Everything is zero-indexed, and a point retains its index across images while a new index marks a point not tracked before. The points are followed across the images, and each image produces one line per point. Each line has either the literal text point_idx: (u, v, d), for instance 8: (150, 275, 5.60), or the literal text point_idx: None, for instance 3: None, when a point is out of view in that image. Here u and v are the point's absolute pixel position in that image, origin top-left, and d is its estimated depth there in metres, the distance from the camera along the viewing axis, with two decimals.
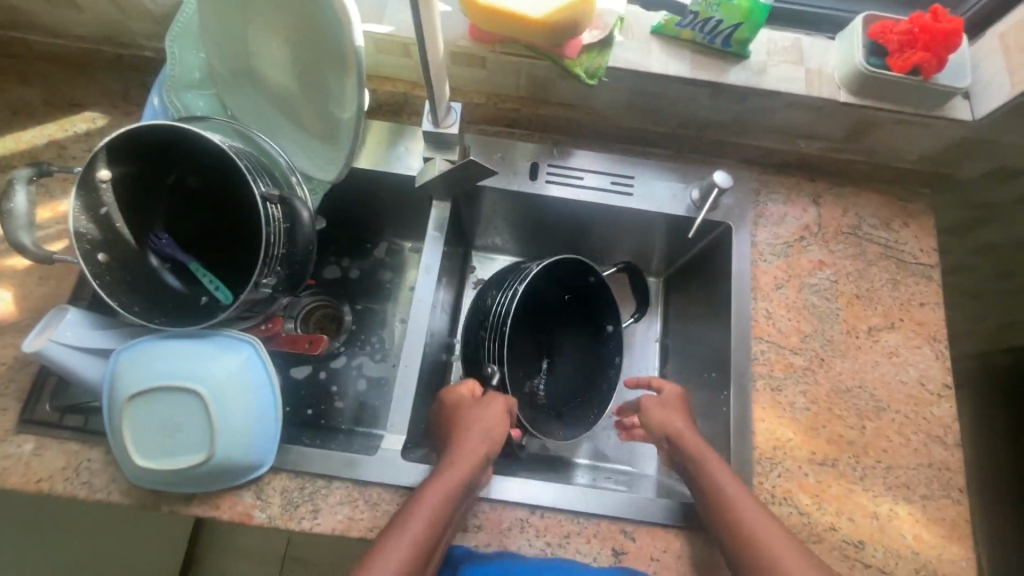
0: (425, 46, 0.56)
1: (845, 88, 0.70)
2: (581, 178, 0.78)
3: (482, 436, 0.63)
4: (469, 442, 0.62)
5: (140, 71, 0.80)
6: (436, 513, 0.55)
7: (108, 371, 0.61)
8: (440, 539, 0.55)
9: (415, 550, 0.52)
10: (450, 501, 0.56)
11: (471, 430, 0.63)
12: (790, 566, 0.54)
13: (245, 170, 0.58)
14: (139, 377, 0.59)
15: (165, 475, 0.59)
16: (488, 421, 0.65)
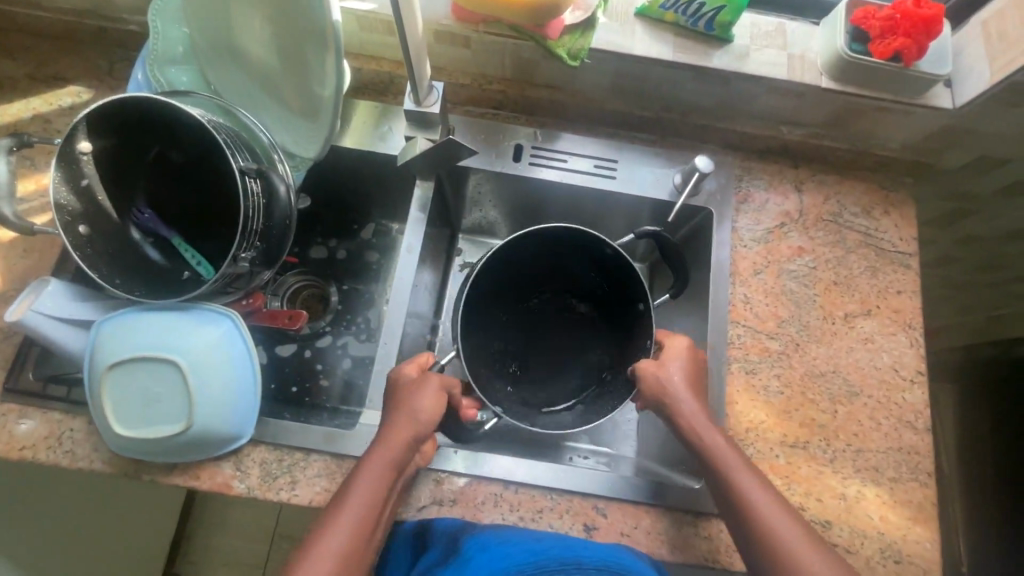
0: (403, 20, 0.56)
1: (827, 74, 0.70)
2: (566, 161, 0.79)
3: (410, 413, 0.59)
4: (402, 420, 0.59)
5: (124, 45, 0.80)
6: (369, 494, 0.55)
7: (89, 341, 0.62)
8: (376, 521, 0.55)
9: (351, 535, 0.52)
10: (382, 486, 0.56)
11: (406, 410, 0.60)
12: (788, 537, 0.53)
13: (223, 144, 0.59)
14: (118, 347, 0.60)
15: (147, 445, 0.60)
16: (421, 398, 0.60)
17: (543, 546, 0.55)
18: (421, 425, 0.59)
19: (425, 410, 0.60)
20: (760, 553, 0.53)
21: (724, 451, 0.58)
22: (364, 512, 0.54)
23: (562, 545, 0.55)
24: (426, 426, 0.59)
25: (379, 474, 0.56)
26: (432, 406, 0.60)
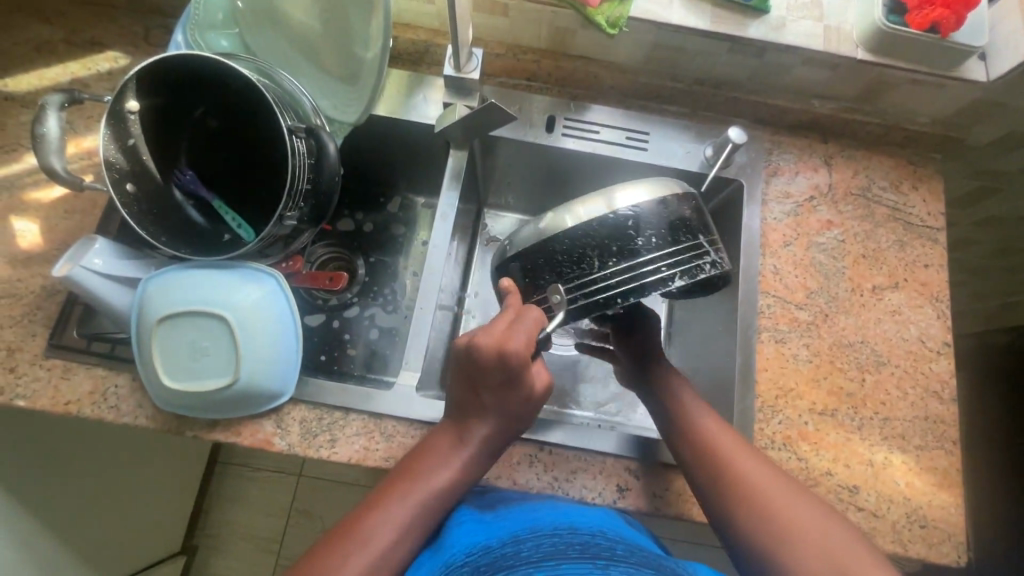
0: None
1: (863, 46, 0.71)
2: (597, 132, 0.79)
3: (507, 418, 0.55)
4: (497, 423, 0.55)
5: (160, 12, 0.80)
6: (443, 496, 0.54)
7: (142, 291, 0.62)
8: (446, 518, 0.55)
9: (415, 530, 0.52)
10: (456, 486, 0.55)
11: (497, 412, 0.55)
12: (768, 488, 0.55)
13: (272, 102, 0.59)
14: (174, 302, 0.61)
15: (189, 397, 0.61)
16: (522, 402, 0.55)
17: (537, 513, 0.53)
18: (515, 426, 0.56)
19: (525, 419, 0.57)
20: (739, 504, 0.55)
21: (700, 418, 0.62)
22: (432, 512, 0.53)
23: (554, 513, 0.53)
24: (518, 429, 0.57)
25: (460, 482, 0.55)
26: (530, 411, 0.57)
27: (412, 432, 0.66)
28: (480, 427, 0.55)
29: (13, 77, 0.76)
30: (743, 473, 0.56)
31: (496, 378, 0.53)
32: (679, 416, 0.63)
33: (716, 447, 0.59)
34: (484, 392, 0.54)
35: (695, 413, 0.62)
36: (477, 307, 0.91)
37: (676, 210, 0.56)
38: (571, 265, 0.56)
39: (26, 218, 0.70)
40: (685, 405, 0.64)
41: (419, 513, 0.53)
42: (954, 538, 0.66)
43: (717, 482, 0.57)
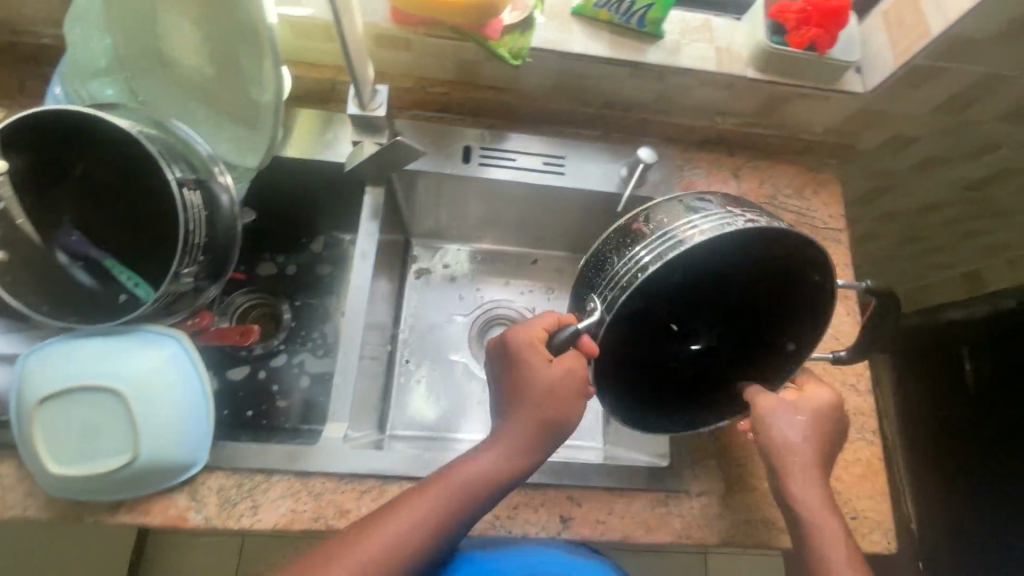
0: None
1: (752, 65, 0.74)
2: (514, 159, 0.79)
3: (527, 411, 0.56)
4: (529, 417, 0.56)
5: (37, 61, 0.74)
6: (458, 494, 0.53)
7: (39, 350, 0.57)
8: (470, 512, 0.54)
9: (418, 527, 0.52)
10: (473, 482, 0.54)
11: (522, 395, 0.56)
12: (822, 535, 0.55)
13: (156, 154, 0.56)
14: (74, 369, 0.56)
15: (81, 482, 0.55)
16: (560, 397, 0.56)
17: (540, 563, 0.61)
18: (541, 414, 0.56)
19: (565, 416, 0.56)
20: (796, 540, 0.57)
21: (787, 447, 0.58)
22: (440, 509, 0.53)
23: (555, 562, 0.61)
24: (555, 431, 0.56)
25: (488, 475, 0.54)
26: (554, 409, 0.56)
27: (342, 487, 0.63)
28: (518, 419, 0.56)
29: None
30: (806, 512, 0.56)
31: (528, 368, 0.57)
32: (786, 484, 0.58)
33: (816, 525, 0.56)
34: (523, 383, 0.56)
35: (798, 487, 0.57)
36: (415, 338, 0.89)
37: (694, 198, 0.57)
38: (597, 275, 0.57)
39: None
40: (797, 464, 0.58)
41: (436, 503, 0.53)
42: (881, 525, 0.69)
43: (800, 554, 0.56)
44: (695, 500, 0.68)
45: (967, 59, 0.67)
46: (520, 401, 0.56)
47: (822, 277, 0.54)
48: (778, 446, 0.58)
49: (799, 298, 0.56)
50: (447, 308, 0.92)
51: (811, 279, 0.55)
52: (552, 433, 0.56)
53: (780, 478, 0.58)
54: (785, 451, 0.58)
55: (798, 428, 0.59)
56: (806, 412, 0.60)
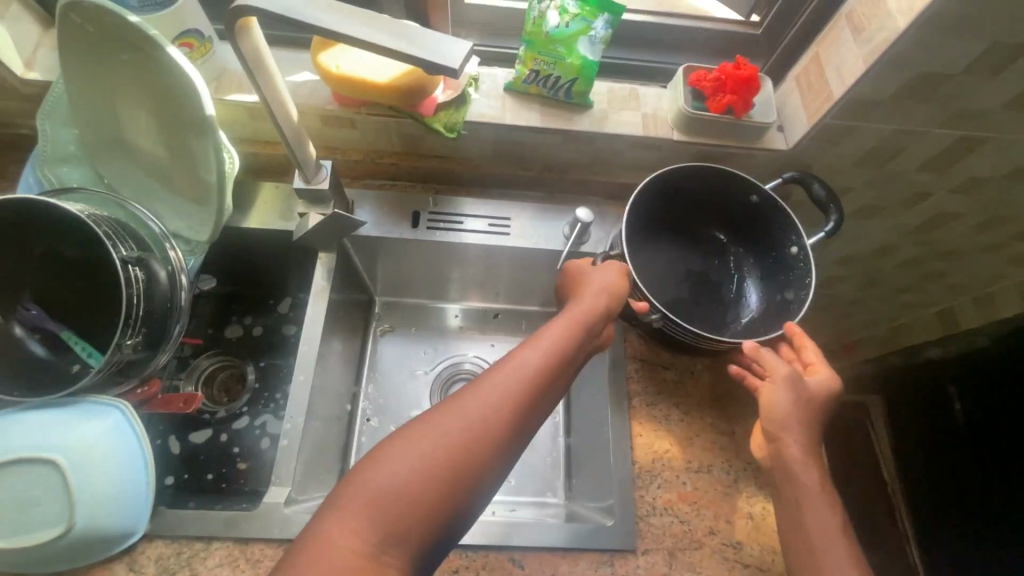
0: (237, 41, 0.50)
1: (677, 129, 0.78)
2: (461, 223, 0.84)
3: (589, 291, 0.65)
4: (593, 298, 0.64)
5: (19, 148, 0.81)
6: (551, 342, 0.58)
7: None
8: (567, 366, 0.58)
9: (522, 368, 0.54)
10: (562, 337, 0.58)
11: (586, 286, 0.66)
12: (814, 506, 0.58)
13: (102, 236, 0.61)
14: (22, 440, 0.57)
15: (17, 554, 0.55)
16: (613, 283, 0.67)
17: None
18: (598, 290, 0.65)
19: (618, 294, 0.66)
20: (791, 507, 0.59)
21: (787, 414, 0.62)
22: (534, 352, 0.56)
23: None
24: (616, 301, 0.66)
25: (574, 334, 0.59)
26: (607, 289, 0.66)
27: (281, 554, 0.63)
28: (588, 293, 0.65)
29: None
30: (801, 480, 0.59)
31: (583, 276, 0.69)
32: (782, 456, 0.62)
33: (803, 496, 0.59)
34: (580, 285, 0.68)
35: (793, 458, 0.61)
36: (377, 396, 0.90)
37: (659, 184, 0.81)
38: None
39: None
40: (795, 433, 0.62)
41: (536, 355, 0.56)
42: None
43: (790, 518, 0.59)
44: (641, 560, 0.66)
45: (872, 117, 0.70)
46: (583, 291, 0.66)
47: (758, 193, 0.75)
48: (779, 411, 0.63)
49: (769, 221, 0.76)
50: (407, 366, 0.93)
51: (755, 202, 0.75)
52: (611, 308, 0.65)
53: (781, 451, 0.62)
54: (787, 419, 0.62)
55: (799, 400, 0.63)
56: (810, 386, 0.64)
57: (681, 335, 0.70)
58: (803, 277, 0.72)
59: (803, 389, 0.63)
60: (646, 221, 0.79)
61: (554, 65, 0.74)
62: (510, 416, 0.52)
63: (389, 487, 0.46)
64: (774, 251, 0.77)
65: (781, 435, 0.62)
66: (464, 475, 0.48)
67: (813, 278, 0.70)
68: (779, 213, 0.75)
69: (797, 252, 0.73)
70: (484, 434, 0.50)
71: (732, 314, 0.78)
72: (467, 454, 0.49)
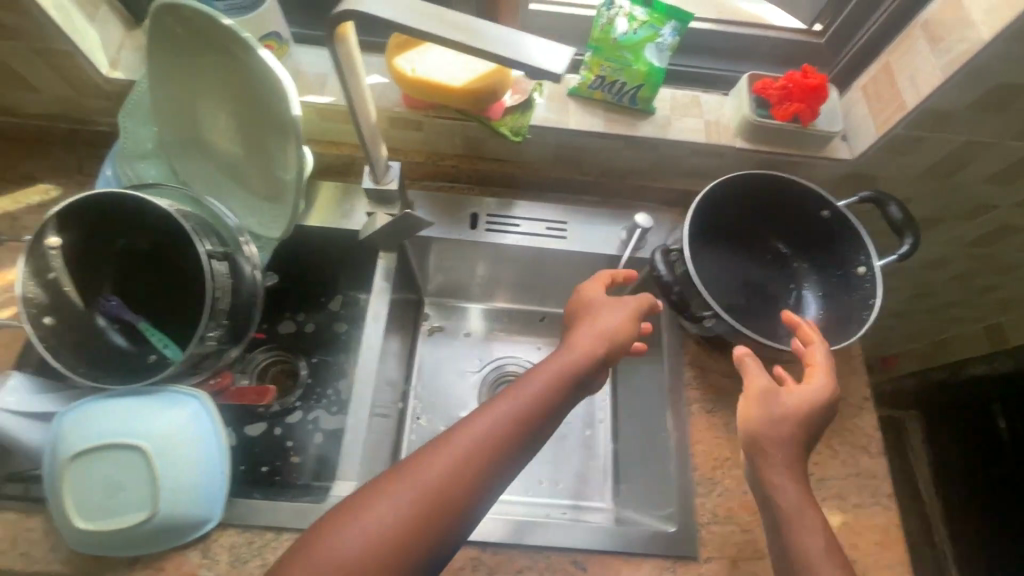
0: (334, 46, 0.52)
1: (740, 136, 0.78)
2: (518, 225, 0.85)
3: (589, 334, 0.64)
4: (590, 343, 0.63)
5: (96, 145, 0.84)
6: (531, 396, 0.57)
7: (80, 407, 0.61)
8: (550, 414, 0.58)
9: (494, 425, 0.54)
10: (542, 390, 0.58)
11: (587, 326, 0.65)
12: (801, 523, 0.56)
13: (190, 230, 0.63)
14: (109, 426, 0.60)
15: (104, 536, 0.58)
16: (616, 324, 0.66)
17: None
18: (599, 332, 0.65)
19: (617, 334, 0.65)
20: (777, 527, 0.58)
21: (763, 429, 0.60)
22: (511, 409, 0.56)
23: None
24: (616, 344, 0.65)
25: (561, 379, 0.59)
26: (610, 331, 0.65)
27: None
28: (585, 336, 0.64)
29: None
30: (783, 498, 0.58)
31: (584, 309, 0.68)
32: (761, 469, 0.60)
33: (790, 513, 0.57)
34: (580, 318, 0.67)
35: (772, 471, 0.59)
36: (427, 396, 0.92)
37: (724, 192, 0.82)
38: None
39: None
40: (776, 448, 0.60)
41: (517, 405, 0.56)
42: None
43: (777, 540, 0.57)
44: (703, 567, 0.66)
45: (944, 128, 0.70)
46: (585, 329, 0.65)
47: (829, 208, 0.76)
48: (753, 429, 0.61)
49: (836, 237, 0.77)
50: (455, 365, 0.94)
51: (825, 217, 0.76)
52: (607, 348, 0.64)
53: (760, 468, 0.60)
54: (762, 437, 0.60)
55: (780, 416, 0.61)
56: (788, 402, 0.61)
57: (739, 340, 0.71)
58: (867, 297, 0.73)
59: (783, 404, 0.61)
60: (711, 224, 0.79)
61: (620, 72, 0.74)
62: (478, 477, 0.52)
63: (350, 549, 0.47)
64: (839, 268, 0.78)
65: (760, 451, 0.60)
66: (426, 539, 0.49)
67: (881, 299, 0.71)
68: (848, 230, 0.75)
69: (865, 272, 0.74)
70: (449, 497, 0.50)
71: None
72: (430, 517, 0.49)
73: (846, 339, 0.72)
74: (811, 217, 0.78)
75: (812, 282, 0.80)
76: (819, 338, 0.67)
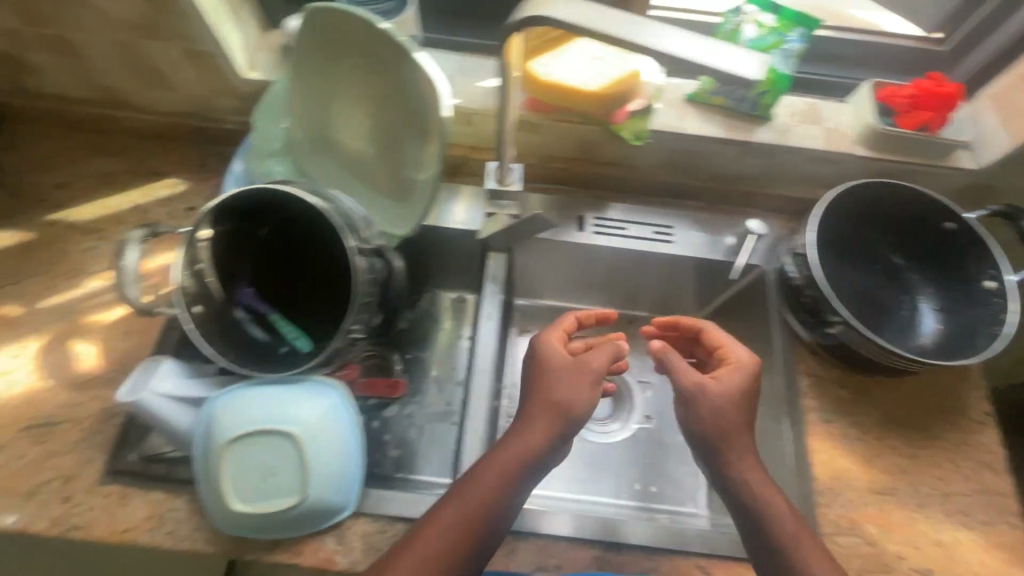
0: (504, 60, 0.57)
1: (861, 144, 0.78)
2: (624, 228, 0.85)
3: (553, 410, 0.61)
4: (546, 419, 0.61)
5: (220, 142, 0.88)
6: (499, 484, 0.58)
7: (230, 393, 0.63)
8: (517, 496, 0.58)
9: (462, 522, 0.56)
10: (505, 483, 0.58)
11: (550, 397, 0.61)
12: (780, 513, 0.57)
13: (337, 225, 0.65)
14: (258, 414, 0.62)
15: (255, 519, 0.60)
16: (568, 395, 0.62)
17: None
18: (563, 406, 0.61)
19: (577, 405, 0.62)
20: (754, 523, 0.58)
21: (713, 422, 0.61)
22: (480, 503, 0.57)
23: None
24: (569, 417, 0.61)
25: (524, 460, 0.59)
26: (569, 408, 0.61)
27: None
28: (542, 411, 0.61)
29: (78, 208, 0.83)
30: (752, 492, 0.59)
31: (545, 371, 0.63)
32: (718, 459, 0.61)
33: (761, 500, 0.58)
34: (538, 382, 0.63)
35: (731, 461, 0.60)
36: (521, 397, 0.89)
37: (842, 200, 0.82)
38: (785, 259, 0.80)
39: (86, 340, 0.74)
40: (735, 435, 0.61)
41: (483, 495, 0.57)
42: None
43: (752, 538, 0.58)
44: None
45: None
46: (546, 402, 0.61)
47: (955, 220, 0.76)
48: (704, 420, 0.61)
49: (959, 250, 0.77)
50: None
51: (950, 229, 0.76)
52: (568, 420, 0.61)
53: (722, 458, 0.60)
54: (723, 425, 0.61)
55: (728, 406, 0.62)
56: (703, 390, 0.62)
57: (868, 349, 0.71)
58: (997, 313, 0.72)
59: (709, 392, 0.62)
60: (832, 229, 0.79)
61: None
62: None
63: None
64: (962, 282, 0.77)
65: (722, 441, 0.60)
66: None
67: (1016, 314, 0.69)
68: (974, 243, 0.75)
69: (995, 287, 0.73)
70: None
71: (907, 335, 0.77)
72: None
73: (974, 354, 0.71)
74: (935, 228, 0.78)
75: (929, 294, 0.79)
76: (704, 323, 0.72)
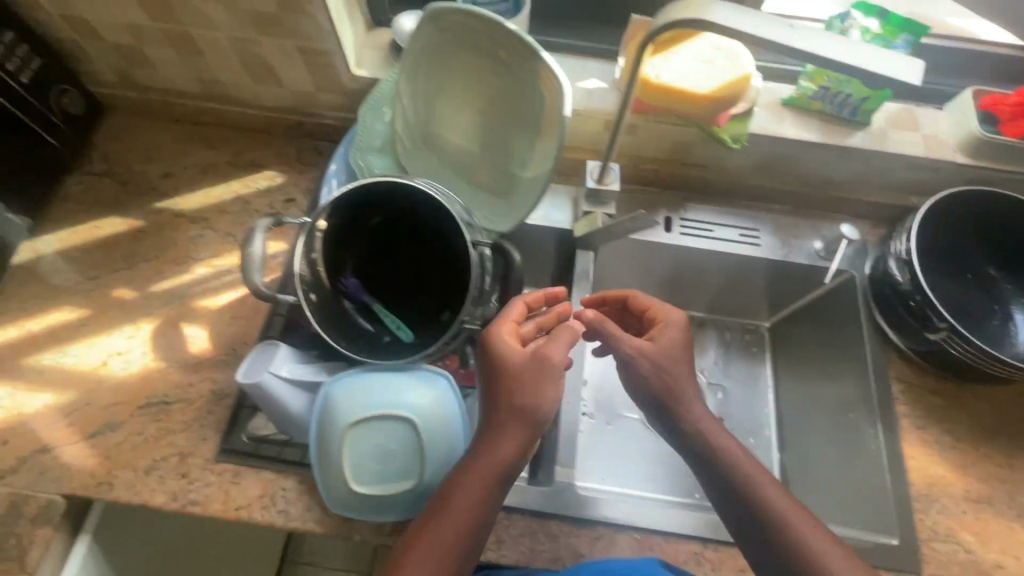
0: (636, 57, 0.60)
1: (961, 151, 0.78)
2: (711, 230, 0.85)
3: (518, 414, 0.57)
4: (512, 416, 0.57)
5: (315, 136, 0.91)
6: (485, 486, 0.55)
7: (350, 376, 0.65)
8: (500, 494, 0.55)
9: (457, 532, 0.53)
10: (487, 495, 0.55)
11: (514, 403, 0.57)
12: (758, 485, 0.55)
13: (457, 217, 0.67)
14: (378, 397, 0.64)
15: (374, 498, 0.63)
16: (531, 393, 0.57)
17: None
18: (526, 406, 0.57)
19: (543, 406, 0.57)
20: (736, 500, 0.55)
21: (669, 382, 0.61)
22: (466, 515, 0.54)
23: None
24: (534, 418, 0.57)
25: (498, 470, 0.55)
26: (532, 405, 0.57)
27: (578, 530, 0.68)
28: (509, 412, 0.57)
29: (182, 197, 0.86)
30: (724, 458, 0.57)
31: (503, 376, 0.58)
32: (671, 415, 0.61)
33: (738, 468, 0.56)
34: (498, 385, 0.58)
35: (683, 411, 0.60)
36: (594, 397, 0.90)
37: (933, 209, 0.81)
38: (879, 265, 0.80)
39: (195, 324, 0.77)
40: (684, 391, 0.61)
41: (468, 502, 0.54)
42: None
43: (734, 517, 0.55)
44: None
45: None
46: (508, 403, 0.57)
47: None
48: (654, 381, 0.61)
49: None
50: None
51: None
52: (536, 427, 0.57)
53: (680, 420, 0.60)
54: (674, 382, 0.61)
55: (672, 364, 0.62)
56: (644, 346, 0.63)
57: (972, 357, 0.71)
58: None
59: (648, 349, 0.62)
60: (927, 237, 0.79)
61: (847, 85, 0.75)
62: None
63: None
64: None
65: (675, 399, 0.60)
66: None
67: None
68: None
69: None
70: None
71: (1002, 344, 0.76)
72: None
73: None
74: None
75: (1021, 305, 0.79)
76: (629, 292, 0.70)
